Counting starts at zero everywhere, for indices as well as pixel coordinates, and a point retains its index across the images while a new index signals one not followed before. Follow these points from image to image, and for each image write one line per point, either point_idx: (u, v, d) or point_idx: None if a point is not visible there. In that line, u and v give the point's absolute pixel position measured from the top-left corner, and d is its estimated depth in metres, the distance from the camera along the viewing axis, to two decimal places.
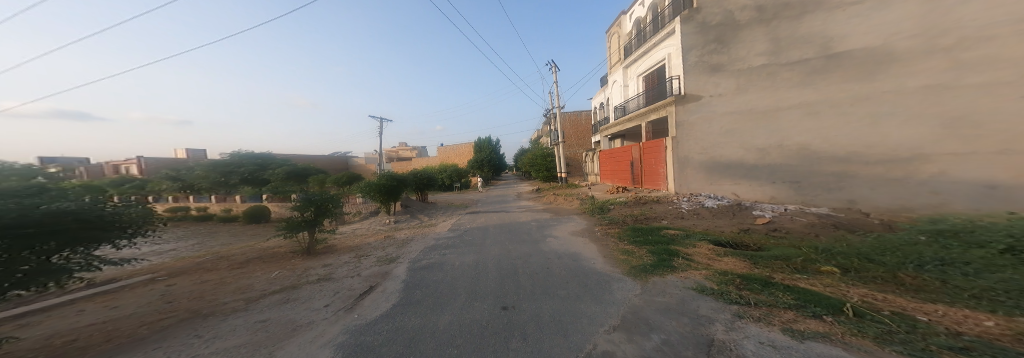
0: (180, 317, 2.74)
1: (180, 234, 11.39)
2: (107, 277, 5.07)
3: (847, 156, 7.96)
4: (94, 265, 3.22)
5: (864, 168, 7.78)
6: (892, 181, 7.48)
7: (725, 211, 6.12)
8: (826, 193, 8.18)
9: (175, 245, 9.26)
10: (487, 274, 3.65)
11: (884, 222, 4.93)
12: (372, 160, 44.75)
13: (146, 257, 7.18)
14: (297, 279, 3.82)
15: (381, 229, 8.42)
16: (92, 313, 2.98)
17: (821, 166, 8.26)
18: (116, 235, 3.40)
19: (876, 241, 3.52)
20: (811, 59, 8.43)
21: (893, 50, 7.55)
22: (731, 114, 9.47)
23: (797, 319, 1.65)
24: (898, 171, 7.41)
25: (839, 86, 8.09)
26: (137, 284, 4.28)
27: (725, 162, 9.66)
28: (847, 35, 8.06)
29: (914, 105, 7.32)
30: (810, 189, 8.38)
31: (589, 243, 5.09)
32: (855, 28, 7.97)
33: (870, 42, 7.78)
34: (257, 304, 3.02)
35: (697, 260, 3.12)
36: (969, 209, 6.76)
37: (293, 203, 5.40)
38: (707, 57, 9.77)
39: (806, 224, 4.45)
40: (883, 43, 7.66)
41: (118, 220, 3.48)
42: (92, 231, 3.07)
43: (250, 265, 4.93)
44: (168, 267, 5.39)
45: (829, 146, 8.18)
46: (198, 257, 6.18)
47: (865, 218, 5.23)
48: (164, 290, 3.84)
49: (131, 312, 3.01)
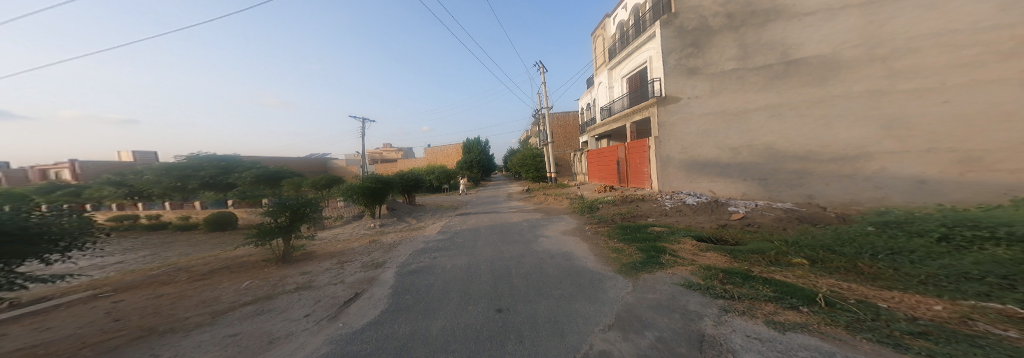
0: (131, 337, 2.45)
1: (129, 245, 10.26)
2: (37, 295, 4.44)
3: (806, 154, 8.67)
4: (19, 283, 2.81)
5: (821, 165, 8.50)
6: (843, 177, 8.27)
7: (705, 207, 6.47)
8: (790, 189, 8.87)
9: (124, 258, 8.32)
10: (480, 276, 3.61)
11: (843, 215, 5.42)
12: (352, 162, 42.97)
13: (89, 272, 6.39)
14: (272, 289, 3.56)
15: (366, 233, 8.06)
16: (18, 338, 2.60)
17: (785, 164, 8.94)
18: (46, 249, 2.98)
19: (836, 232, 3.89)
20: (773, 65, 9.09)
21: (841, 58, 8.31)
22: (706, 116, 10.02)
23: (777, 311, 1.77)
24: (849, 168, 8.20)
25: (798, 90, 8.79)
26: (77, 302, 3.79)
27: (701, 160, 10.20)
28: (803, 43, 8.76)
29: (861, 108, 8.11)
30: (776, 185, 9.06)
31: (580, 242, 5.18)
32: (810, 37, 8.67)
33: (823, 50, 8.52)
34: (226, 317, 2.78)
35: (682, 256, 3.27)
36: (905, 201, 7.64)
37: (266, 209, 5.03)
38: (684, 61, 10.22)
39: (776, 218, 4.81)
40: (832, 52, 8.42)
41: (47, 232, 3.04)
42: (15, 245, 2.67)
43: (215, 276, 4.53)
44: (114, 282, 4.82)
45: (791, 145, 8.87)
46: (151, 269, 5.58)
47: (826, 212, 5.72)
48: (111, 307, 3.43)
49: (69, 333, 2.66)
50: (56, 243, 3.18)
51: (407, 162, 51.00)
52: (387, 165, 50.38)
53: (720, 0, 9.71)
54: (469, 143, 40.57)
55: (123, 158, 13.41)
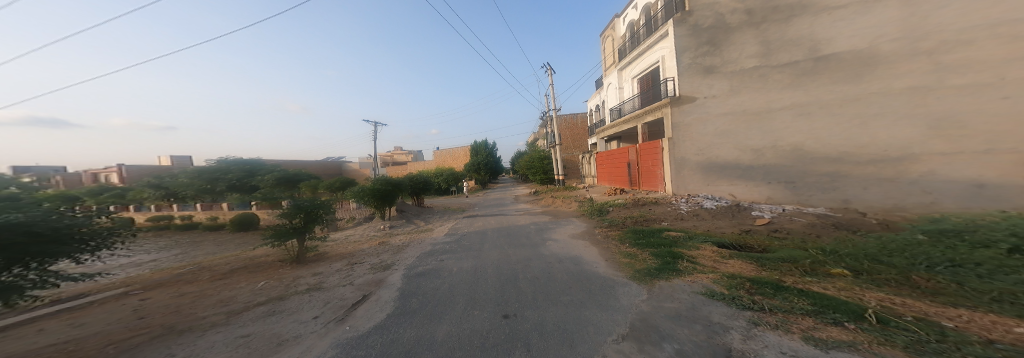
0: (151, 335, 2.52)
1: (163, 244, 10.96)
2: (76, 292, 4.73)
3: (839, 156, 8.08)
4: (52, 281, 2.96)
5: (857, 168, 7.88)
6: (884, 180, 7.60)
7: (725, 212, 6.10)
8: (821, 193, 8.26)
9: (157, 256, 8.87)
10: (487, 280, 3.52)
11: (884, 222, 4.93)
12: (366, 165, 44.39)
13: (125, 269, 6.82)
14: (285, 289, 3.60)
15: (376, 235, 8.16)
16: (53, 333, 2.74)
17: (814, 166, 8.37)
18: (75, 249, 3.14)
19: (880, 241, 3.51)
20: (800, 61, 8.58)
21: (877, 53, 7.74)
22: (725, 116, 9.57)
23: (817, 326, 1.57)
24: (890, 171, 7.54)
25: (828, 88, 8.25)
26: (109, 299, 3.99)
27: (720, 162, 9.75)
28: (833, 38, 8.24)
29: (902, 106, 7.47)
30: (805, 189, 8.46)
31: (590, 246, 4.99)
32: (840, 31, 8.15)
33: (856, 44, 7.97)
34: (240, 317, 2.82)
35: (702, 263, 3.04)
36: (958, 208, 6.89)
37: (281, 211, 5.17)
38: (700, 59, 9.87)
39: (807, 224, 4.44)
40: (867, 46, 7.85)
41: (77, 232, 3.20)
42: (47, 245, 2.82)
43: (234, 275, 4.68)
44: (143, 280, 5.07)
45: (822, 146, 8.29)
46: (177, 268, 5.87)
47: (864, 218, 5.24)
48: (138, 304, 3.58)
49: (98, 330, 2.78)
50: (87, 242, 3.35)
51: (418, 165, 51.96)
52: (398, 168, 51.70)
53: None
54: (477, 146, 40.85)
55: (162, 161, 14.61)
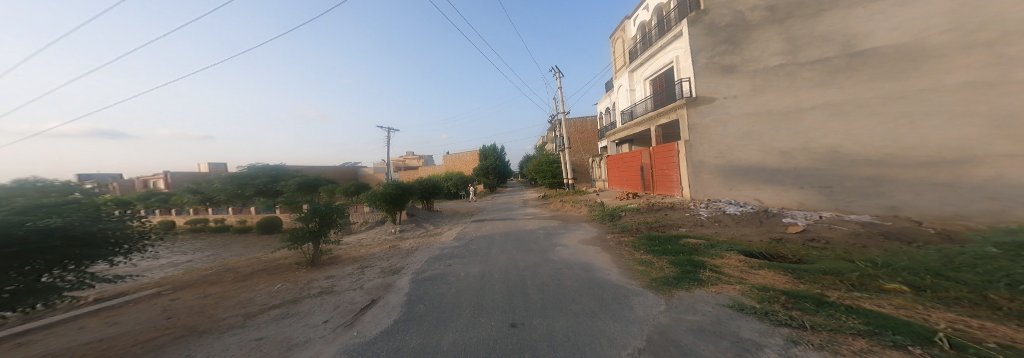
0: (174, 336, 2.58)
1: (198, 245, 11.79)
2: (117, 290, 5.08)
3: (882, 158, 7.37)
4: (86, 283, 3.13)
5: (905, 171, 7.10)
6: (938, 185, 6.72)
7: (751, 218, 5.65)
8: (864, 199, 7.51)
9: (191, 257, 9.49)
10: (493, 286, 3.40)
11: (944, 232, 4.35)
12: (381, 171, 46.02)
13: (162, 269, 7.31)
14: (298, 291, 3.65)
15: (387, 238, 8.27)
16: (91, 331, 2.90)
17: (853, 169, 7.68)
18: (109, 252, 3.32)
19: (942, 252, 3.07)
20: (833, 58, 8.01)
21: (925, 46, 7.01)
22: (748, 117, 9.07)
23: (873, 349, 1.34)
24: (946, 175, 6.66)
25: (867, 85, 7.60)
26: (143, 298, 4.23)
27: (743, 165, 9.20)
28: (871, 32, 7.62)
29: (956, 104, 6.67)
30: (844, 194, 7.74)
31: (601, 252, 4.77)
32: (879, 24, 7.54)
33: (898, 38, 7.31)
34: (255, 319, 2.84)
35: (727, 273, 2.77)
36: None
37: (299, 215, 5.35)
38: (718, 58, 9.50)
39: (849, 233, 4.00)
40: (912, 40, 7.16)
41: (113, 236, 3.39)
42: (81, 248, 2.99)
43: (254, 277, 4.85)
44: (175, 280, 5.37)
45: (861, 148, 7.61)
46: (206, 269, 6.19)
47: (917, 227, 4.67)
48: (167, 304, 3.76)
49: (128, 329, 2.89)
50: (121, 245, 3.54)
51: (430, 170, 53.05)
52: (411, 173, 53.08)
53: None
54: (486, 150, 41.09)
55: (201, 168, 15.91)
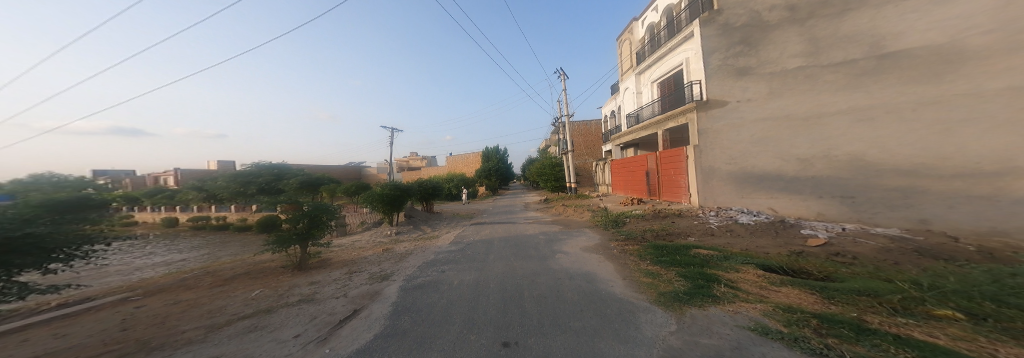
0: (116, 352, 2.08)
1: (196, 244, 11.74)
2: (83, 295, 4.74)
3: (913, 168, 6.94)
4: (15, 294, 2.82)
5: (937, 182, 6.67)
6: (975, 198, 6.28)
7: (766, 228, 5.34)
8: (889, 211, 7.09)
9: (185, 256, 9.38)
10: (488, 297, 3.17)
11: (988, 249, 3.97)
12: (384, 171, 46.38)
13: (151, 269, 7.05)
14: (277, 296, 3.42)
15: (382, 241, 8.08)
16: (30, 346, 2.43)
17: (880, 179, 7.28)
18: (47, 258, 3.01)
19: (987, 270, 2.73)
20: (859, 60, 7.66)
21: (964, 47, 6.53)
22: (763, 122, 8.78)
23: None
24: (984, 187, 6.22)
25: (896, 90, 7.20)
26: (108, 305, 3.86)
27: (757, 173, 8.88)
28: (901, 32, 7.24)
29: (1001, 111, 6.14)
30: (868, 205, 7.35)
31: (604, 262, 4.50)
32: (912, 24, 7.14)
33: (932, 39, 6.89)
34: (218, 333, 2.36)
35: (744, 289, 2.49)
36: None
37: (287, 216, 5.17)
38: (732, 60, 9.29)
39: (877, 248, 3.66)
40: (949, 40, 6.70)
41: (49, 242, 3.06)
42: (10, 256, 2.69)
43: (236, 281, 4.57)
44: (150, 284, 5.06)
45: (889, 157, 7.21)
46: (185, 272, 5.90)
47: (954, 244, 4.29)
48: (131, 313, 3.30)
49: (73, 344, 2.40)
50: (61, 251, 3.21)
51: (432, 170, 53.23)
52: (413, 173, 53.17)
53: None
54: (490, 152, 41.34)
55: (211, 166, 15.92)
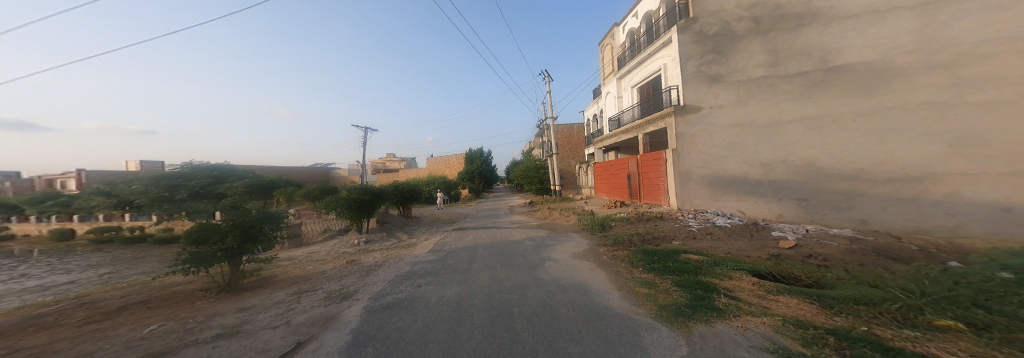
0: None
1: (97, 262, 9.50)
2: None
3: (854, 173, 7.85)
4: None
5: (873, 185, 7.61)
6: (903, 200, 7.29)
7: (743, 231, 5.65)
8: (837, 212, 7.96)
9: (78, 277, 7.51)
10: (472, 316, 2.76)
11: (928, 248, 4.51)
12: (354, 173, 43.19)
13: (19, 297, 5.37)
14: (185, 331, 2.60)
15: (347, 252, 7.13)
16: None
17: (829, 183, 8.11)
18: None
19: (943, 271, 2.93)
20: (810, 72, 8.54)
21: (892, 65, 7.64)
22: (732, 128, 9.46)
23: None
24: (909, 191, 7.23)
25: (841, 101, 8.11)
26: None
27: (727, 176, 9.53)
28: (845, 49, 8.23)
29: (919, 122, 7.27)
30: (819, 207, 8.19)
31: (596, 270, 4.32)
32: (852, 41, 8.15)
33: (869, 56, 7.92)
34: None
35: (745, 300, 2.39)
36: (986, 233, 6.52)
37: (205, 227, 4.06)
38: (705, 67, 9.93)
39: (844, 249, 3.91)
40: (880, 58, 7.79)
41: None
42: None
43: (137, 306, 3.57)
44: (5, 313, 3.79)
45: (836, 162, 8.06)
46: (69, 297, 4.59)
47: (900, 244, 4.79)
48: None
49: None
50: None
51: (409, 172, 50.67)
52: (388, 175, 50.22)
53: (745, 5, 9.46)
54: (470, 153, 40.39)
55: (130, 167, 13.20)
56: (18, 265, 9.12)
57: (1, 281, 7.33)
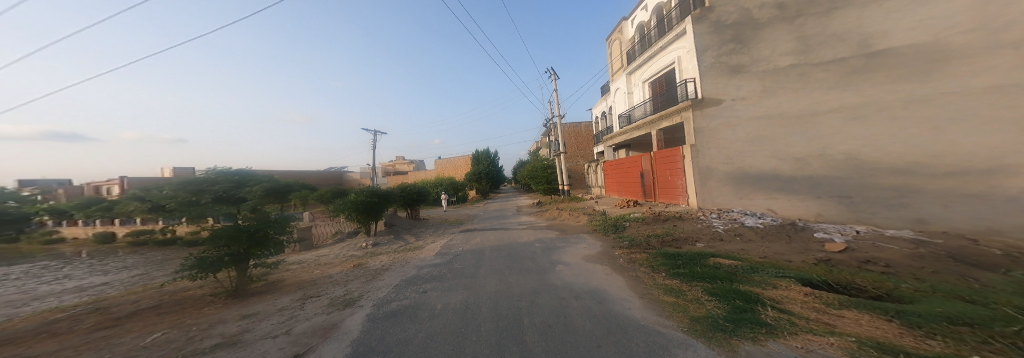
0: None
1: (130, 263, 10.01)
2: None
3: (907, 167, 7.09)
4: None
5: (930, 180, 6.82)
6: (969, 197, 6.42)
7: (779, 232, 5.23)
8: (887, 210, 7.20)
9: (112, 279, 7.90)
10: (480, 327, 2.49)
11: (1011, 252, 3.88)
12: (366, 176, 44.36)
13: (58, 297, 5.65)
14: (184, 340, 2.50)
15: (354, 255, 7.07)
16: None
17: (876, 178, 7.40)
18: None
19: None
20: (848, 58, 7.87)
21: (947, 46, 6.83)
22: (757, 120, 8.95)
23: None
24: (976, 186, 6.39)
25: (887, 88, 7.40)
26: None
27: (754, 173, 9.04)
28: (888, 32, 7.50)
29: (985, 108, 6.41)
30: (865, 205, 7.44)
31: (612, 275, 3.98)
32: (896, 24, 7.41)
33: (917, 39, 7.15)
34: None
35: (800, 315, 2.01)
36: None
37: (212, 234, 4.10)
38: (725, 58, 9.49)
39: (907, 255, 3.45)
40: (932, 40, 6.99)
41: None
42: None
43: (143, 312, 3.53)
44: (35, 314, 3.92)
45: (883, 155, 7.36)
46: (95, 299, 4.76)
47: (975, 247, 4.19)
48: None
49: None
50: None
51: (419, 174, 51.26)
52: (398, 178, 51.11)
53: None
54: (478, 154, 40.44)
55: (164, 174, 14.03)
56: (65, 266, 9.77)
57: (46, 282, 7.81)
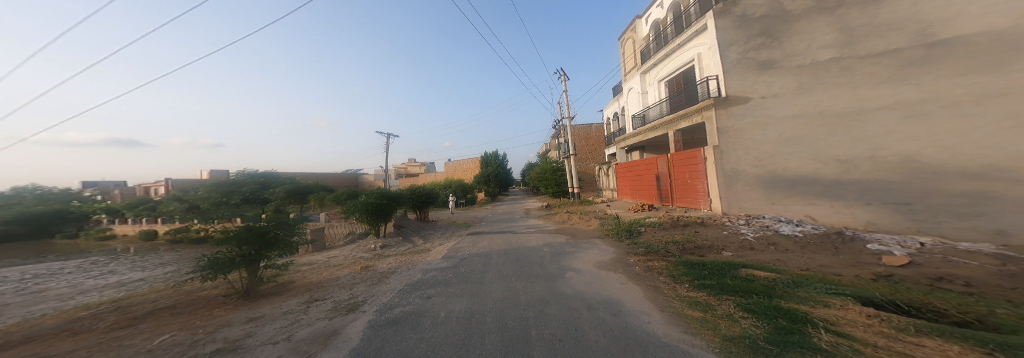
0: None
1: (165, 260, 10.71)
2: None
3: (981, 170, 6.22)
4: None
5: (1013, 186, 5.89)
6: None
7: (822, 243, 4.70)
8: (956, 220, 6.34)
9: (149, 275, 8.48)
10: (484, 339, 2.31)
11: None
12: (380, 178, 45.75)
13: (97, 291, 6.06)
14: (188, 343, 2.49)
15: (362, 257, 7.12)
16: None
17: (940, 183, 6.57)
18: None
19: None
20: (903, 49, 7.13)
21: None
22: (793, 119, 8.28)
23: None
24: None
25: (953, 81, 6.57)
26: None
27: (790, 176, 8.33)
28: (955, 18, 6.67)
29: None
30: (929, 213, 6.60)
31: (628, 284, 3.68)
32: (963, 9, 6.60)
33: (989, 26, 6.32)
34: None
35: (864, 341, 1.67)
36: None
37: (225, 235, 4.24)
38: (752, 53, 8.97)
39: (991, 274, 2.94)
40: (1011, 25, 6.13)
41: None
42: None
43: (159, 312, 3.63)
44: (72, 310, 4.17)
45: (950, 157, 6.53)
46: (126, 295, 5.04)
47: None
48: None
49: None
50: None
51: (430, 176, 52.12)
52: (411, 180, 52.25)
53: None
54: (488, 157, 40.55)
55: (201, 176, 15.13)
56: (110, 261, 10.59)
57: (91, 276, 8.47)
